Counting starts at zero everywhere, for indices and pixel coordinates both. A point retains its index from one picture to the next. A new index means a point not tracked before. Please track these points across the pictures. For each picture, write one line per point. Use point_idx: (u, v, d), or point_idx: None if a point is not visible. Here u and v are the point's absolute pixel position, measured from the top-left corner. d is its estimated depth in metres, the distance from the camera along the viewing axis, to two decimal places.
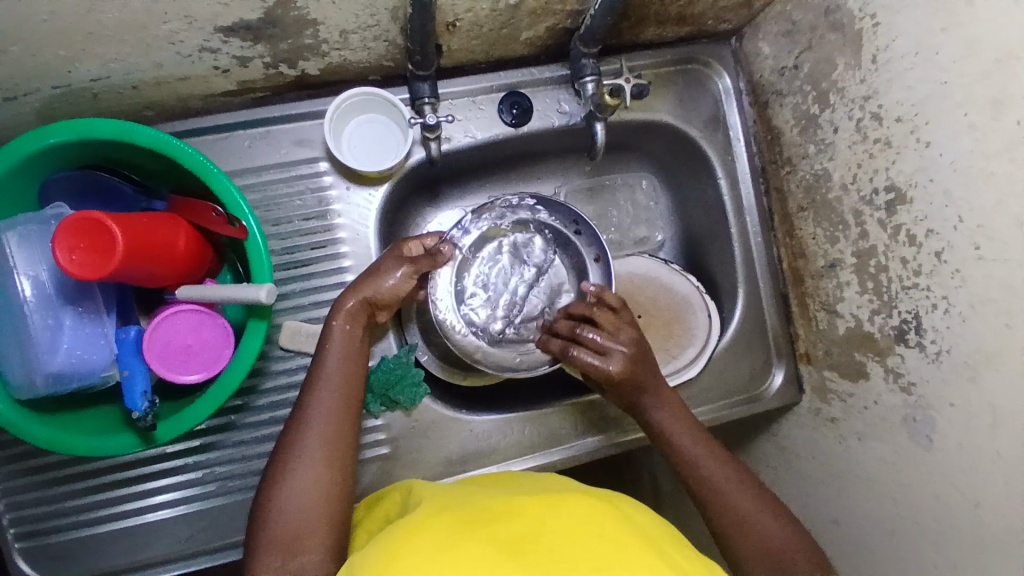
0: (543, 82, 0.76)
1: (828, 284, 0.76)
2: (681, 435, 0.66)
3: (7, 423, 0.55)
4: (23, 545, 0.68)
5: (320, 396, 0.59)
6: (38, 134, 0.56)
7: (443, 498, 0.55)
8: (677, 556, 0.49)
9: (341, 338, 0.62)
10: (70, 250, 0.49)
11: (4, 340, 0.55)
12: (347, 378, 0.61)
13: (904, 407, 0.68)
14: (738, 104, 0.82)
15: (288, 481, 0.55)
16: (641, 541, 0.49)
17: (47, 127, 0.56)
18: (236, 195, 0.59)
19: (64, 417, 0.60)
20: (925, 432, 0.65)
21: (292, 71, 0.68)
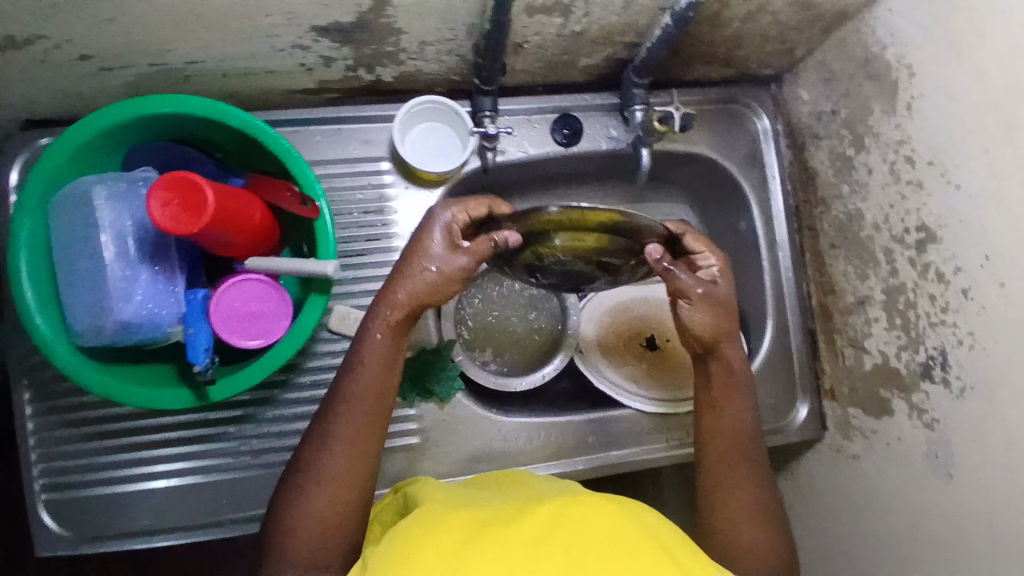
0: (593, 108, 0.81)
1: (856, 320, 0.79)
2: (726, 470, 0.65)
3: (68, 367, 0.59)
4: (49, 497, 0.71)
5: (342, 411, 0.61)
6: (141, 104, 0.62)
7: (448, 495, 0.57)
8: (690, 564, 0.49)
9: (371, 344, 0.63)
10: (163, 204, 0.54)
11: (84, 288, 0.60)
12: (374, 389, 0.62)
13: (925, 443, 0.69)
14: (776, 145, 0.86)
15: (301, 497, 0.58)
16: (654, 548, 0.48)
17: (158, 97, 0.62)
18: (311, 177, 0.64)
19: (121, 368, 0.63)
20: (945, 467, 0.67)
21: (369, 76, 0.74)
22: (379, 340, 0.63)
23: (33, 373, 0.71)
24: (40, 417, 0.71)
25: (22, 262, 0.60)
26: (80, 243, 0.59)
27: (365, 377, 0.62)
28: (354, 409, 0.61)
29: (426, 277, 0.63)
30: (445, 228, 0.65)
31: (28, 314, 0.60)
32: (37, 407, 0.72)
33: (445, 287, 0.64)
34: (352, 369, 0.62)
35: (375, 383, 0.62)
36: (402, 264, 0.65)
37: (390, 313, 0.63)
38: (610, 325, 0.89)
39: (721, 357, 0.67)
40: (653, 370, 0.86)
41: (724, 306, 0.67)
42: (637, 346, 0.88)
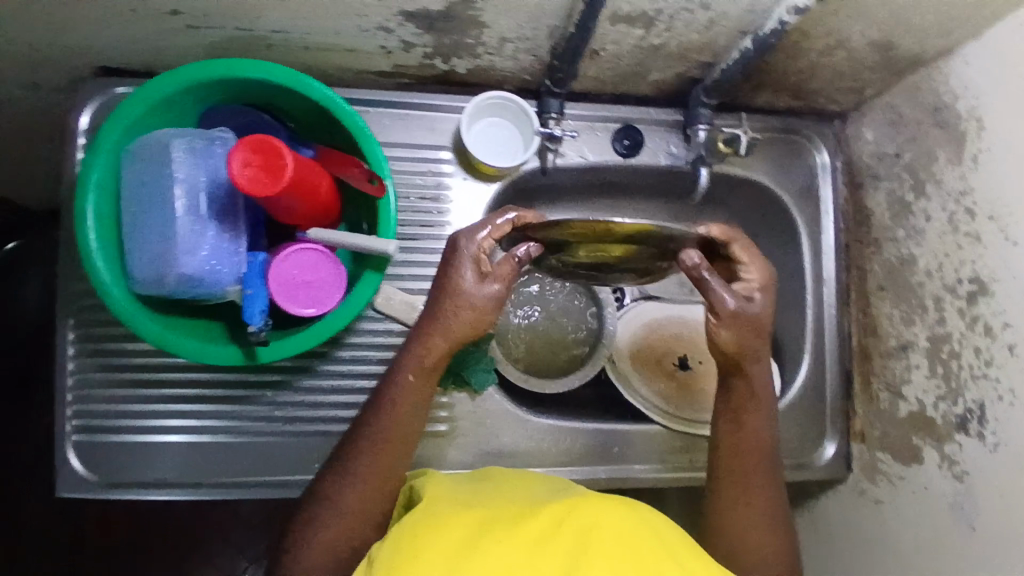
0: (657, 123, 0.82)
1: (896, 365, 0.79)
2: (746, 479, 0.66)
3: (117, 306, 0.60)
4: (79, 438, 0.73)
5: (365, 447, 0.62)
6: (229, 67, 0.63)
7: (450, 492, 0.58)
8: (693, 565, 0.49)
9: (404, 384, 0.63)
10: (244, 164, 0.55)
11: (151, 238, 0.61)
12: (398, 429, 0.63)
13: (952, 495, 0.69)
14: (833, 181, 0.86)
15: (315, 527, 0.60)
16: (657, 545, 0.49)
17: (247, 62, 0.63)
18: (381, 157, 0.66)
19: (173, 320, 0.64)
20: (970, 521, 0.67)
21: (444, 66, 0.75)
22: (411, 382, 0.63)
23: (81, 315, 0.73)
24: (81, 358, 0.73)
25: (88, 203, 0.61)
26: (151, 194, 0.61)
27: (394, 417, 0.63)
28: (378, 445, 0.62)
29: (458, 317, 0.62)
30: (472, 259, 0.63)
31: (89, 256, 0.61)
32: (79, 348, 0.73)
33: (477, 326, 0.63)
34: (384, 410, 0.63)
35: (402, 422, 0.63)
36: (434, 299, 0.63)
37: (423, 354, 0.63)
38: (644, 339, 0.90)
39: (744, 371, 0.65)
40: (684, 390, 0.86)
41: (758, 323, 0.65)
42: (669, 365, 0.88)
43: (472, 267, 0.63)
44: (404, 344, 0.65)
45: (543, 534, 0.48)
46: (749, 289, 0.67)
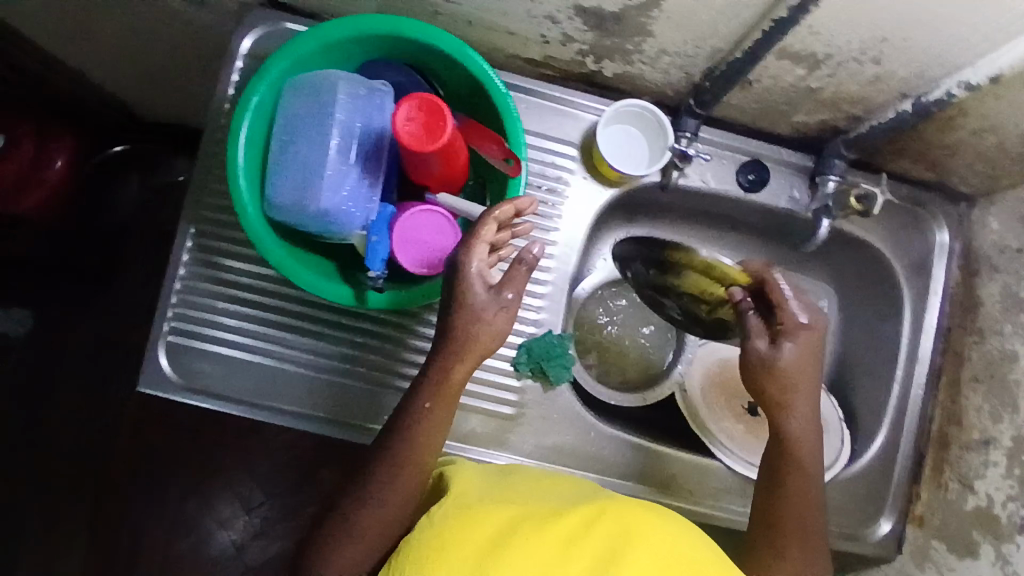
0: (786, 165, 0.81)
1: (973, 457, 0.77)
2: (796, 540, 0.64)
3: (252, 229, 0.64)
4: (172, 340, 0.76)
5: (382, 469, 0.61)
6: (400, 24, 0.66)
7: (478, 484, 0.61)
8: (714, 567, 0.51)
9: (421, 410, 0.62)
10: (409, 117, 0.58)
11: (297, 168, 0.64)
12: (417, 451, 0.61)
13: None
14: (947, 263, 0.84)
15: (335, 546, 0.59)
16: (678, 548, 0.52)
17: (419, 24, 0.66)
18: (521, 141, 0.68)
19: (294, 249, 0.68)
20: None
21: (593, 66, 0.77)
22: (429, 409, 0.61)
23: (203, 226, 0.77)
24: (193, 265, 0.76)
25: (244, 124, 0.66)
26: (305, 127, 0.64)
27: (417, 442, 0.61)
28: (397, 466, 0.60)
29: (478, 332, 0.59)
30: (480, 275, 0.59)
31: (235, 172, 0.65)
32: (193, 256, 0.76)
33: (495, 334, 0.60)
34: (405, 436, 0.61)
35: (420, 444, 0.61)
36: (450, 319, 0.60)
37: (443, 376, 0.61)
38: (717, 375, 0.89)
39: (777, 422, 0.67)
40: (751, 436, 0.85)
41: (779, 371, 0.67)
42: (739, 407, 0.87)
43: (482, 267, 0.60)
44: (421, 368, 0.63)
45: (577, 535, 0.51)
46: (782, 334, 0.68)
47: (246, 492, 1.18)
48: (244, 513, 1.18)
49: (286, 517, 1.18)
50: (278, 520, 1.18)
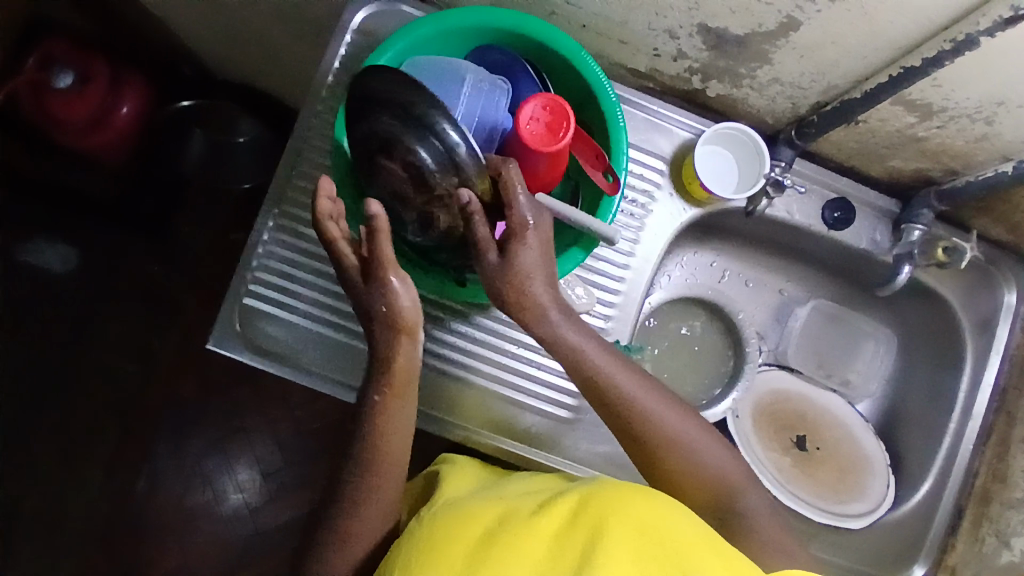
0: (871, 207, 0.81)
1: (1013, 516, 0.79)
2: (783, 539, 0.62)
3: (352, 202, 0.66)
4: (244, 302, 0.75)
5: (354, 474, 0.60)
6: (533, 27, 0.68)
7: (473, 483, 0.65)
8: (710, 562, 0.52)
9: (371, 406, 0.60)
10: (532, 117, 0.60)
11: None
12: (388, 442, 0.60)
13: None
14: (1013, 324, 0.85)
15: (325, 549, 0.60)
16: (670, 544, 0.53)
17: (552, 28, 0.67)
18: (625, 157, 0.69)
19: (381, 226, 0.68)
20: None
21: (699, 84, 0.77)
22: (381, 400, 0.60)
23: (290, 194, 0.77)
24: (276, 231, 0.76)
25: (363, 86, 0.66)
26: None
27: (379, 436, 0.60)
28: (365, 464, 0.60)
29: (395, 311, 0.59)
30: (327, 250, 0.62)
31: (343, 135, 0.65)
32: (277, 221, 0.76)
33: (415, 307, 0.59)
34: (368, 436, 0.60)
35: (387, 439, 0.60)
36: (367, 314, 0.61)
37: (386, 360, 0.60)
38: (768, 406, 0.90)
39: (524, 325, 0.60)
40: (798, 470, 0.87)
41: (518, 282, 0.59)
42: (786, 439, 0.89)
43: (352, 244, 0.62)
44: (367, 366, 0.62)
45: (563, 533, 0.54)
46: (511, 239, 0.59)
47: (267, 455, 1.18)
48: (261, 477, 1.18)
49: (301, 485, 1.18)
50: (294, 487, 1.18)
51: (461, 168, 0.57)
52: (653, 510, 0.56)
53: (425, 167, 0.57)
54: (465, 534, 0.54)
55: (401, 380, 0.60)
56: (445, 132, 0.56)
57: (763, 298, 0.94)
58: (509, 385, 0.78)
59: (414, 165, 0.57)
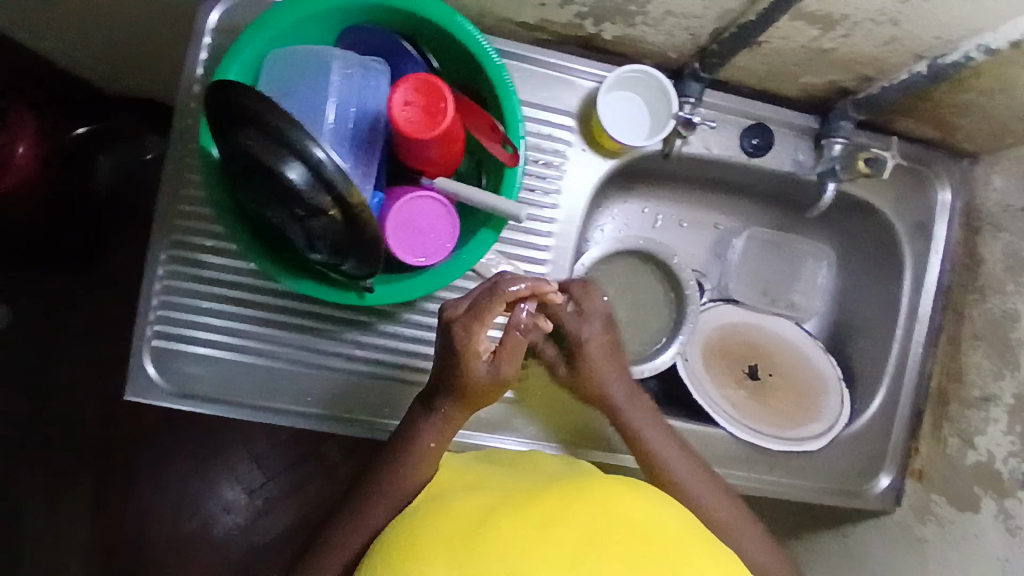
0: (790, 126, 0.79)
1: (974, 415, 0.79)
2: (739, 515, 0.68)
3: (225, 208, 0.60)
4: (156, 344, 0.73)
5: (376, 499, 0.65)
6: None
7: (460, 474, 0.64)
8: (699, 555, 0.54)
9: (421, 450, 0.66)
10: (405, 102, 0.54)
11: None
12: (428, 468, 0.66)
13: (1002, 547, 0.73)
14: (949, 221, 0.84)
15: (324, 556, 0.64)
16: (661, 536, 0.54)
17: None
18: (520, 122, 0.65)
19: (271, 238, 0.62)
20: None
21: (593, 28, 0.72)
22: (434, 449, 0.66)
23: (176, 222, 0.73)
24: (171, 264, 0.73)
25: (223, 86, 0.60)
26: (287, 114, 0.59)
27: (411, 468, 0.65)
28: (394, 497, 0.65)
29: (486, 395, 0.66)
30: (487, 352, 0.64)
31: (207, 142, 0.60)
32: (170, 254, 0.73)
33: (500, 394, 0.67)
34: (396, 468, 0.66)
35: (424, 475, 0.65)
36: (449, 376, 0.64)
37: (449, 418, 0.67)
38: (717, 341, 0.90)
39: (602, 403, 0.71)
40: (752, 399, 0.86)
41: (589, 372, 0.71)
42: (739, 371, 0.88)
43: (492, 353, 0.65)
44: (424, 410, 0.68)
45: (550, 519, 0.53)
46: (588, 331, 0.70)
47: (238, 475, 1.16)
48: (246, 496, 1.16)
49: (289, 493, 1.17)
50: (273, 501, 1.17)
51: (333, 187, 0.50)
52: (645, 507, 0.57)
53: (292, 183, 0.50)
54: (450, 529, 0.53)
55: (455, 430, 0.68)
56: (314, 146, 0.50)
57: (701, 236, 0.93)
58: None
59: (278, 185, 0.51)
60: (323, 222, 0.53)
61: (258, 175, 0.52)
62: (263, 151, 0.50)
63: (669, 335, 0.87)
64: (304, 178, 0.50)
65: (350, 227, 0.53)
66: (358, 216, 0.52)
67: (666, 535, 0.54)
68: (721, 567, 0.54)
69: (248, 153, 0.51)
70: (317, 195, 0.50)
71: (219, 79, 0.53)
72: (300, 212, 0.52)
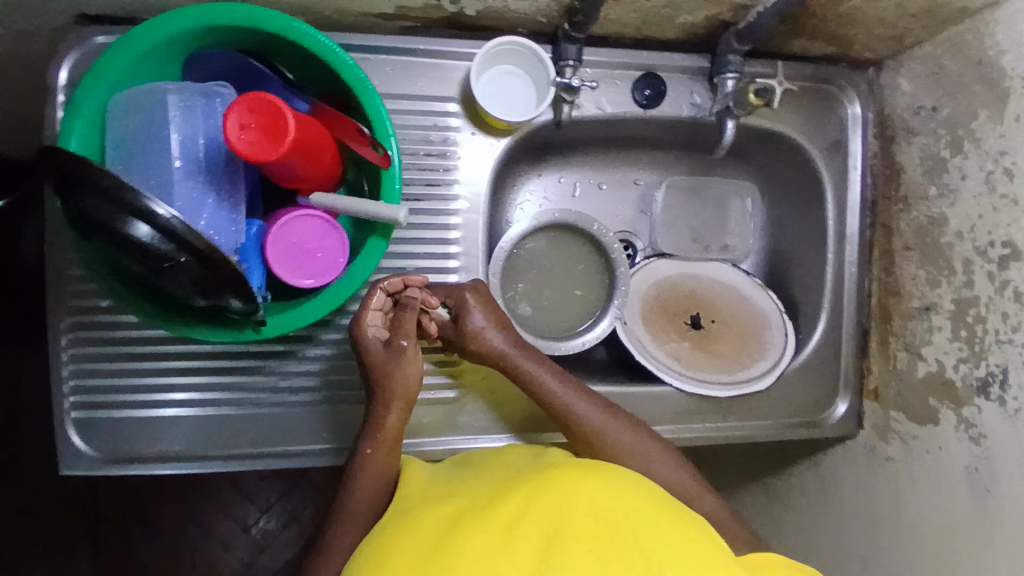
0: (680, 70, 0.76)
1: (917, 326, 0.77)
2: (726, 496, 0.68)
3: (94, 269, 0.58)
4: (78, 415, 0.72)
5: (345, 523, 0.64)
6: (228, 14, 0.58)
7: (427, 482, 0.62)
8: (670, 529, 0.52)
9: (363, 460, 0.66)
10: (241, 127, 0.51)
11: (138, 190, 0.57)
12: (380, 475, 0.66)
13: (967, 457, 0.70)
14: (863, 134, 0.82)
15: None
16: (631, 513, 0.52)
17: (245, 9, 0.57)
18: (383, 116, 0.61)
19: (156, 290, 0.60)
20: (985, 484, 0.68)
21: (452, 7, 0.68)
22: (372, 454, 0.66)
23: (67, 287, 0.70)
24: (74, 332, 0.71)
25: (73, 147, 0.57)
26: (139, 161, 0.56)
27: (357, 483, 0.65)
28: (358, 514, 0.64)
29: (398, 381, 0.66)
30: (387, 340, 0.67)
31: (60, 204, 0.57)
32: (71, 322, 0.71)
33: (416, 378, 0.68)
34: (349, 485, 0.65)
35: (378, 487, 0.65)
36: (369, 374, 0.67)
37: (380, 422, 0.67)
38: (655, 299, 0.88)
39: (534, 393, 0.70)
40: (696, 350, 0.85)
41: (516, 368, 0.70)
42: (681, 324, 0.87)
43: (399, 338, 0.66)
44: (363, 422, 0.69)
45: (518, 517, 0.51)
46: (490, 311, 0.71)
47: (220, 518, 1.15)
48: (243, 533, 1.13)
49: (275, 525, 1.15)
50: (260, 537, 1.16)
51: (178, 235, 0.48)
52: (612, 493, 0.53)
53: (140, 239, 0.48)
54: (417, 541, 0.51)
55: (395, 441, 0.67)
56: (151, 197, 0.47)
57: (623, 194, 0.91)
58: None
59: (125, 243, 0.48)
60: (184, 271, 0.51)
61: (106, 235, 0.50)
62: (99, 208, 0.47)
63: (605, 304, 0.85)
64: (149, 233, 0.48)
65: (210, 271, 0.51)
66: (214, 258, 0.50)
67: (636, 511, 0.52)
68: (697, 539, 0.52)
69: (89, 216, 0.49)
70: (165, 244, 0.48)
71: (44, 147, 0.49)
72: (155, 263, 0.50)
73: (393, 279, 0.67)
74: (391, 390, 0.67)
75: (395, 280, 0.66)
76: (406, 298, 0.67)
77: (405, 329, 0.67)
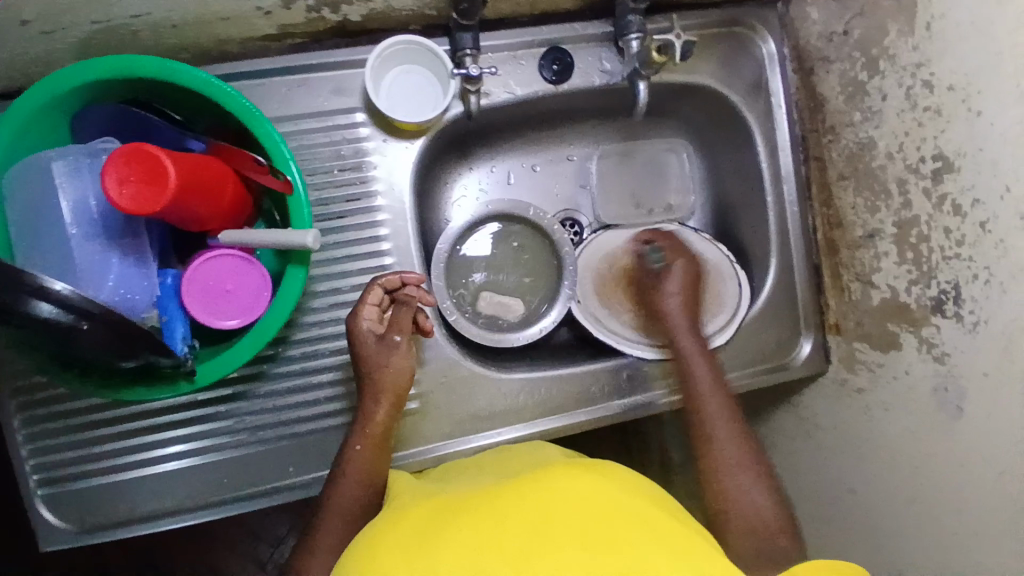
0: (585, 39, 0.74)
1: (865, 254, 0.76)
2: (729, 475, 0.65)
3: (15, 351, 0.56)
4: (45, 493, 0.71)
5: (326, 525, 0.63)
6: (100, 68, 0.56)
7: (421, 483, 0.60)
8: (667, 534, 0.49)
9: (351, 457, 0.65)
10: (121, 182, 0.49)
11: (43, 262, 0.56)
12: (364, 474, 0.65)
13: (934, 378, 0.69)
14: (782, 71, 0.81)
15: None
16: (625, 515, 0.49)
17: (115, 60, 0.56)
18: (277, 142, 0.59)
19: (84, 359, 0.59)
20: (955, 402, 0.67)
21: (335, 16, 0.66)
22: (361, 450, 0.65)
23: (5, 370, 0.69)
24: (24, 412, 0.70)
25: None
26: (39, 234, 0.56)
27: (345, 480, 0.64)
28: (342, 515, 0.63)
29: (388, 376, 0.66)
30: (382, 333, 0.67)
31: None
32: (19, 402, 0.70)
33: (406, 374, 0.67)
34: (334, 482, 0.64)
35: (362, 485, 0.64)
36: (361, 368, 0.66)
37: (369, 418, 0.66)
38: (607, 270, 0.87)
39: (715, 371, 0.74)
40: None
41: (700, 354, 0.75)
42: None
43: (393, 333, 0.67)
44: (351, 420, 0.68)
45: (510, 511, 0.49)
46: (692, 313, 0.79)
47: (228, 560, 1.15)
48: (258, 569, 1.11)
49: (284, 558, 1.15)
50: None
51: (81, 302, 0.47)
52: (608, 494, 0.51)
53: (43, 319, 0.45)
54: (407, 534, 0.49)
55: (383, 438, 0.66)
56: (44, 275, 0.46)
57: (558, 171, 0.89)
58: (336, 412, 0.73)
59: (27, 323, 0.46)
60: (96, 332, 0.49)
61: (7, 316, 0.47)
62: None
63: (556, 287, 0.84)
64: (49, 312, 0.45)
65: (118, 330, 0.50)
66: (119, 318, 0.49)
67: (632, 514, 0.49)
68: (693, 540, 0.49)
69: None
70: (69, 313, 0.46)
71: None
72: (64, 335, 0.48)
73: (387, 276, 0.68)
74: (381, 385, 0.66)
75: (393, 278, 0.68)
76: (403, 296, 0.68)
77: (399, 325, 0.67)
